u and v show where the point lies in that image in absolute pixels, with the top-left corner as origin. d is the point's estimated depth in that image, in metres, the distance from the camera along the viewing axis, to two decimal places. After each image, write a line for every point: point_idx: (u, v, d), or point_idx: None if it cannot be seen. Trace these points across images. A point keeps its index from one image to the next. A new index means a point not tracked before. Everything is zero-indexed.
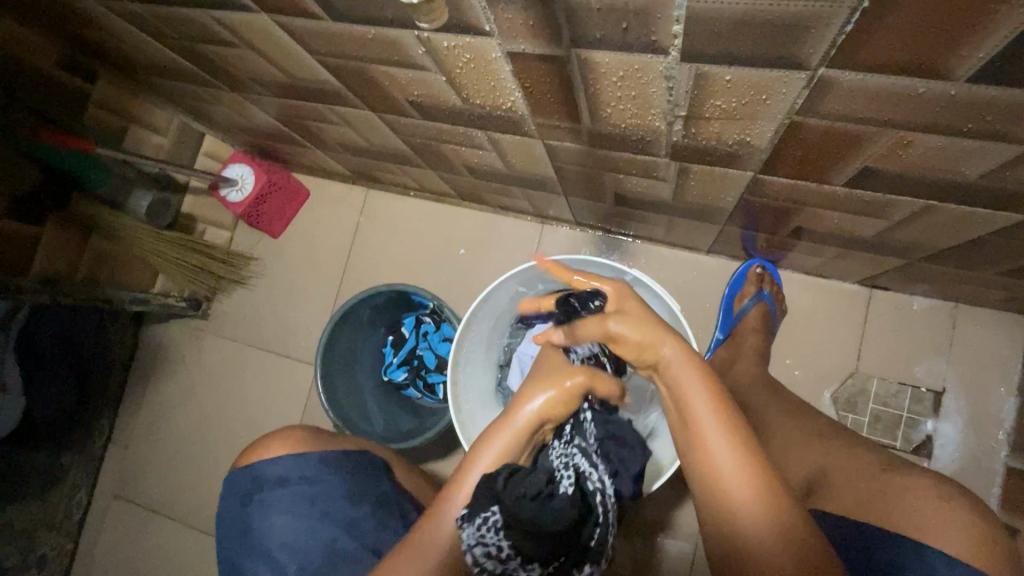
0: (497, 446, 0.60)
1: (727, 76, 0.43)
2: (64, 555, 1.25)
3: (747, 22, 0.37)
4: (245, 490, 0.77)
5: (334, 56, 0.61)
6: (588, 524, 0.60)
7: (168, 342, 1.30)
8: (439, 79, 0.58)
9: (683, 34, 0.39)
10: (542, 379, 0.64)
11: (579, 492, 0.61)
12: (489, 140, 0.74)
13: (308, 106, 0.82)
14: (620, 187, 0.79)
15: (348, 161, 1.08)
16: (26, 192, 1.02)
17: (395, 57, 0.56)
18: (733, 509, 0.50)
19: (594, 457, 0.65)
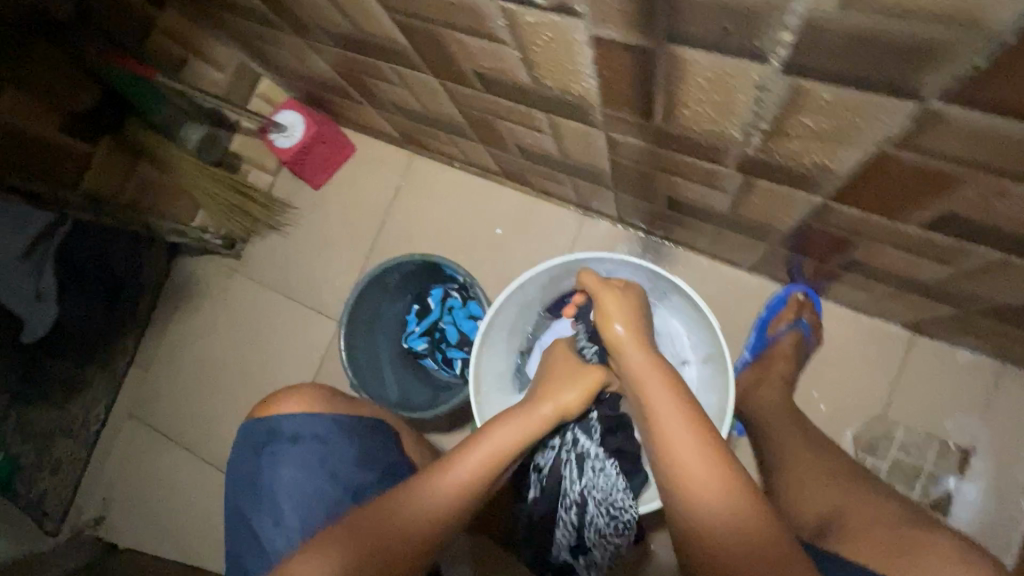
0: (516, 427, 0.65)
1: (824, 93, 0.40)
2: (78, 461, 1.32)
3: (859, 42, 0.34)
4: (258, 441, 0.78)
5: (408, 14, 0.59)
6: (562, 527, 0.82)
7: (199, 276, 1.32)
8: (513, 54, 0.56)
9: (791, 45, 0.37)
10: (564, 378, 0.72)
11: (550, 499, 0.83)
12: (550, 123, 0.71)
13: (370, 62, 0.80)
14: (674, 191, 0.77)
15: (398, 123, 1.07)
16: (84, 110, 1.02)
17: (472, 24, 0.54)
18: (693, 497, 0.51)
19: (583, 467, 0.82)
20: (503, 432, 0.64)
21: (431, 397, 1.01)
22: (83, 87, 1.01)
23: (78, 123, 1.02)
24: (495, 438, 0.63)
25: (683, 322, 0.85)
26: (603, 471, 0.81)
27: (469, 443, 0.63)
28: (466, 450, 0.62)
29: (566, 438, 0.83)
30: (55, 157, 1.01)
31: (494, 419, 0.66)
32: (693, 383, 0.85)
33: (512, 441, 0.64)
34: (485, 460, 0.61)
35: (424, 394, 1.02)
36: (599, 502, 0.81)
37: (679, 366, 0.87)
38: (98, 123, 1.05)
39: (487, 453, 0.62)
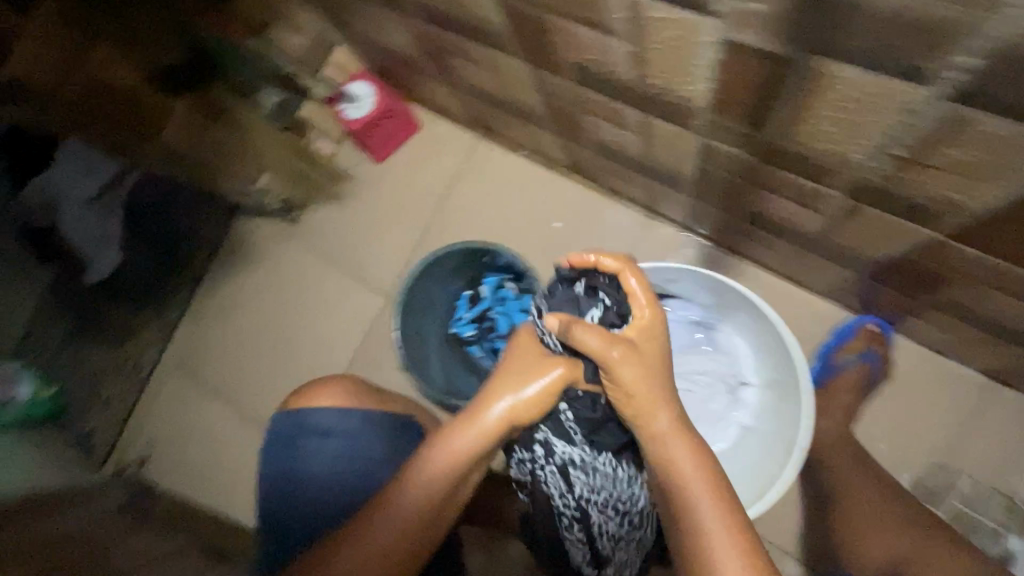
0: (461, 445, 0.64)
1: (990, 124, 0.38)
2: (128, 401, 1.38)
3: None
4: (287, 434, 0.78)
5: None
6: (568, 536, 0.74)
7: (255, 238, 1.34)
8: (624, 51, 0.54)
9: (973, 69, 0.35)
10: (512, 379, 0.65)
11: (545, 510, 0.74)
12: (641, 122, 0.69)
13: (458, 42, 0.79)
14: (761, 206, 0.73)
15: (470, 104, 1.05)
16: (169, 63, 1.05)
17: (587, 15, 0.52)
18: (712, 564, 0.54)
19: (569, 477, 0.69)
20: (445, 458, 0.64)
21: (476, 388, 1.00)
22: (171, 41, 1.04)
23: (161, 75, 1.05)
24: (440, 463, 0.64)
25: (749, 344, 0.82)
26: (594, 476, 0.68)
27: (416, 469, 0.65)
28: (414, 480, 0.64)
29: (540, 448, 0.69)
30: (136, 102, 1.02)
31: (439, 439, 0.65)
32: (749, 407, 0.83)
33: (457, 458, 0.64)
34: (435, 485, 0.64)
35: (468, 384, 1.01)
36: (602, 508, 0.70)
37: (735, 388, 0.84)
38: (178, 76, 1.07)
39: (435, 481, 0.64)
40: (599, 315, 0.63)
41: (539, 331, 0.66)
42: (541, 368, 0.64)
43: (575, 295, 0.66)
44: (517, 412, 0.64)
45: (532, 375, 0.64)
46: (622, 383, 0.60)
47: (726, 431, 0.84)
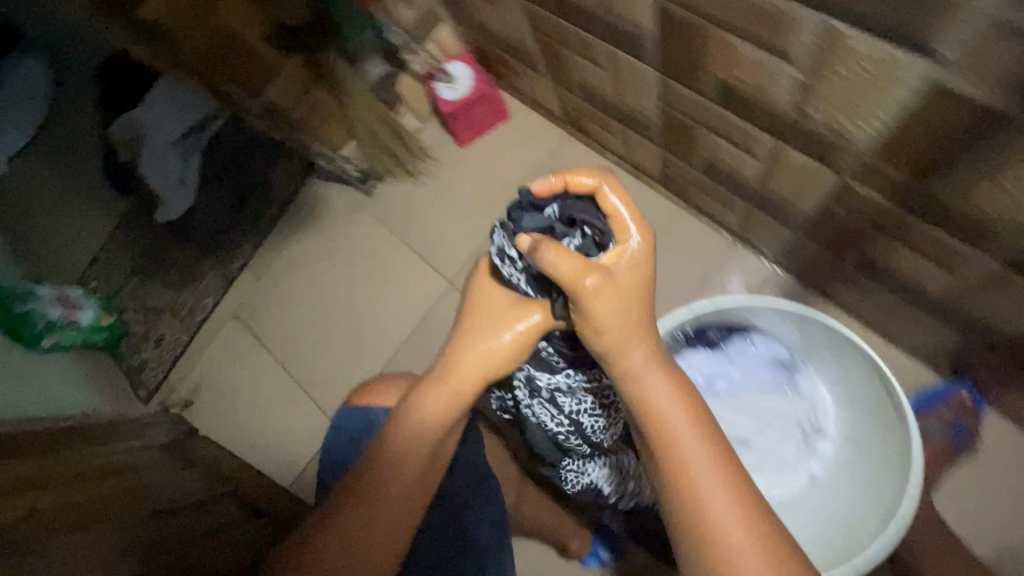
0: (433, 409, 0.64)
1: None
2: (178, 343, 1.41)
3: None
4: (353, 432, 0.76)
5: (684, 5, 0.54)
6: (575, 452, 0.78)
7: (327, 202, 1.35)
8: (799, 74, 0.50)
9: None
10: (484, 326, 0.65)
11: (541, 435, 0.77)
12: (772, 149, 0.66)
13: (585, 39, 0.77)
14: (878, 253, 0.70)
15: (570, 101, 1.03)
16: (291, 22, 0.99)
17: (769, 31, 0.49)
18: (704, 504, 0.51)
19: (555, 405, 0.72)
20: (420, 423, 0.64)
21: None
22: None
23: (282, 34, 0.99)
24: (416, 430, 0.64)
25: (838, 398, 0.78)
26: (574, 400, 0.71)
27: (391, 440, 0.64)
28: (392, 452, 0.64)
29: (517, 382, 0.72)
30: (251, 62, 0.99)
31: (411, 407, 0.65)
32: (822, 459, 0.79)
33: (430, 422, 0.64)
34: (414, 454, 0.64)
35: None
36: (593, 427, 0.73)
37: (812, 437, 0.80)
38: (296, 34, 1.00)
39: (412, 449, 0.64)
40: (577, 244, 0.61)
41: (508, 279, 0.66)
42: (513, 317, 0.64)
43: (545, 223, 0.61)
44: (483, 366, 0.64)
45: (501, 325, 0.64)
46: (598, 317, 0.55)
47: (795, 480, 0.79)
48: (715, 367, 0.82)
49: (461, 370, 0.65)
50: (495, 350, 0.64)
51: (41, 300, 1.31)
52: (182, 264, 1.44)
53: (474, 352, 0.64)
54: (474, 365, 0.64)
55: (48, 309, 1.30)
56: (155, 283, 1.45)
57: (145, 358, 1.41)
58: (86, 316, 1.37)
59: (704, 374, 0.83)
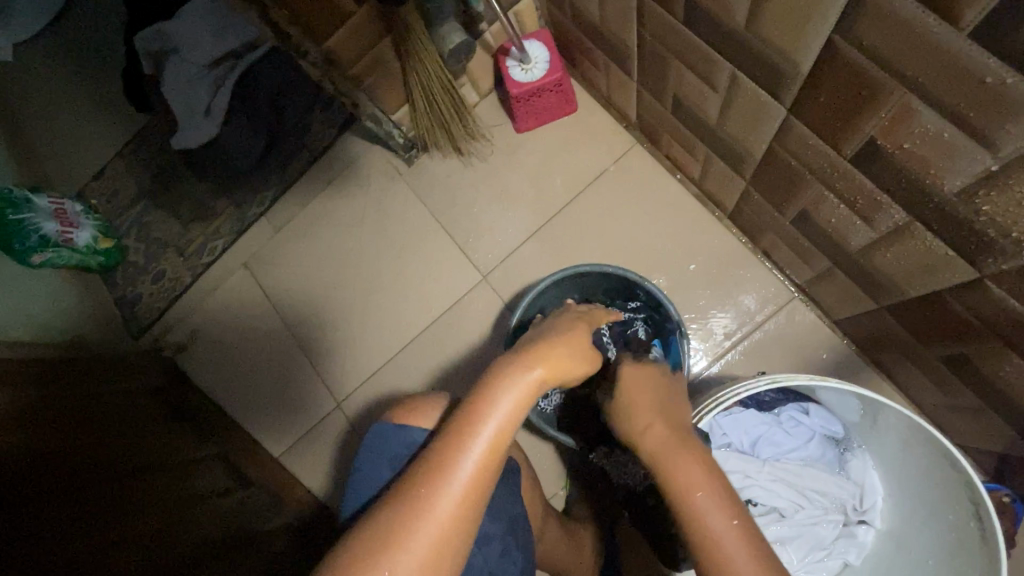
0: (511, 395, 0.58)
1: None
2: (179, 284, 1.31)
3: None
4: (393, 452, 0.74)
5: (878, 58, 0.46)
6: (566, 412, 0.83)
7: (363, 164, 1.25)
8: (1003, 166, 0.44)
9: None
10: (542, 348, 0.62)
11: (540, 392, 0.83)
12: (901, 229, 0.59)
13: (706, 58, 0.68)
14: (980, 355, 0.64)
15: (656, 113, 0.95)
16: None
17: (998, 115, 0.41)
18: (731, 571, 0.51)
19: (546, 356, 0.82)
20: (490, 419, 0.57)
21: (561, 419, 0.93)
22: None
23: None
24: (492, 413, 0.57)
25: (896, 488, 0.74)
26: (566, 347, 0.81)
27: (462, 419, 0.57)
28: (463, 433, 0.56)
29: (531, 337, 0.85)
30: (320, 7, 0.83)
31: (486, 388, 0.59)
32: (863, 546, 0.76)
33: (507, 409, 0.58)
34: (487, 438, 0.57)
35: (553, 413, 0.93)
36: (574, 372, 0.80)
37: (852, 522, 0.77)
38: None
39: (487, 435, 0.57)
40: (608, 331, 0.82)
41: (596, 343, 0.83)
42: (571, 350, 0.63)
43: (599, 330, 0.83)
44: (558, 367, 0.61)
45: (562, 352, 0.62)
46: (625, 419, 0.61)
47: (829, 563, 0.76)
48: (763, 432, 0.79)
49: (538, 361, 0.60)
50: (566, 354, 0.62)
51: (37, 212, 1.20)
52: (194, 200, 1.34)
53: (542, 360, 0.60)
54: (545, 376, 0.60)
55: (43, 223, 1.19)
56: (160, 214, 1.35)
57: (141, 294, 1.31)
58: (82, 237, 1.25)
59: (751, 436, 0.80)
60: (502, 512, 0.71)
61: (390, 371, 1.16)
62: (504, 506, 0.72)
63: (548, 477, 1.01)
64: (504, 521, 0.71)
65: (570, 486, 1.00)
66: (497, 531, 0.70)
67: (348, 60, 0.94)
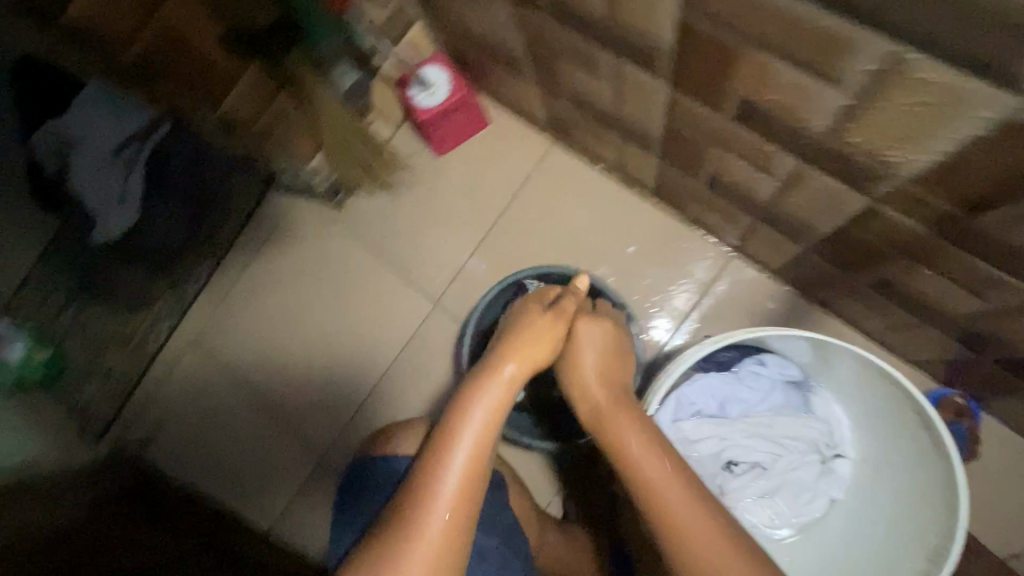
0: (486, 403, 0.61)
1: None
2: (129, 379, 1.26)
3: None
4: (374, 485, 0.73)
5: (720, 25, 0.48)
6: None
7: (293, 218, 1.24)
8: (843, 101, 0.46)
9: None
10: (512, 341, 0.67)
11: None
12: (793, 173, 0.62)
13: (585, 50, 0.70)
14: (897, 275, 0.67)
15: (561, 112, 0.97)
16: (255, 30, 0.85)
17: (825, 58, 0.43)
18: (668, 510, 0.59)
19: None
20: (469, 426, 0.59)
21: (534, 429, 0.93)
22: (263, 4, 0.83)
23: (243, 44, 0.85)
24: (470, 423, 0.59)
25: (857, 415, 0.77)
26: None
27: (443, 432, 0.59)
28: (444, 450, 0.58)
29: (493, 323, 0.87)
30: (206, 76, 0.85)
31: (461, 400, 0.61)
32: (843, 480, 0.78)
33: (482, 418, 0.60)
34: (468, 447, 0.58)
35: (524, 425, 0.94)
36: None
37: (830, 458, 0.79)
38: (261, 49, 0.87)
39: (467, 447, 0.58)
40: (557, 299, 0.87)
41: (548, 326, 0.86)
42: (537, 330, 0.68)
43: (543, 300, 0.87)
44: (527, 361, 0.65)
45: (528, 335, 0.67)
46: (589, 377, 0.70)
47: (816, 504, 0.78)
48: (726, 393, 0.81)
49: (507, 360, 0.64)
50: (531, 345, 0.67)
51: None
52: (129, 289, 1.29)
53: (511, 354, 0.65)
54: (520, 368, 0.64)
55: None
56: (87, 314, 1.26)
57: (92, 397, 1.26)
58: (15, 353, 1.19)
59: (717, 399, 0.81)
60: (484, 534, 0.70)
61: (363, 417, 1.14)
62: (487, 525, 0.72)
63: (540, 485, 1.00)
64: (493, 539, 0.71)
65: (563, 489, 1.00)
66: (487, 549, 0.69)
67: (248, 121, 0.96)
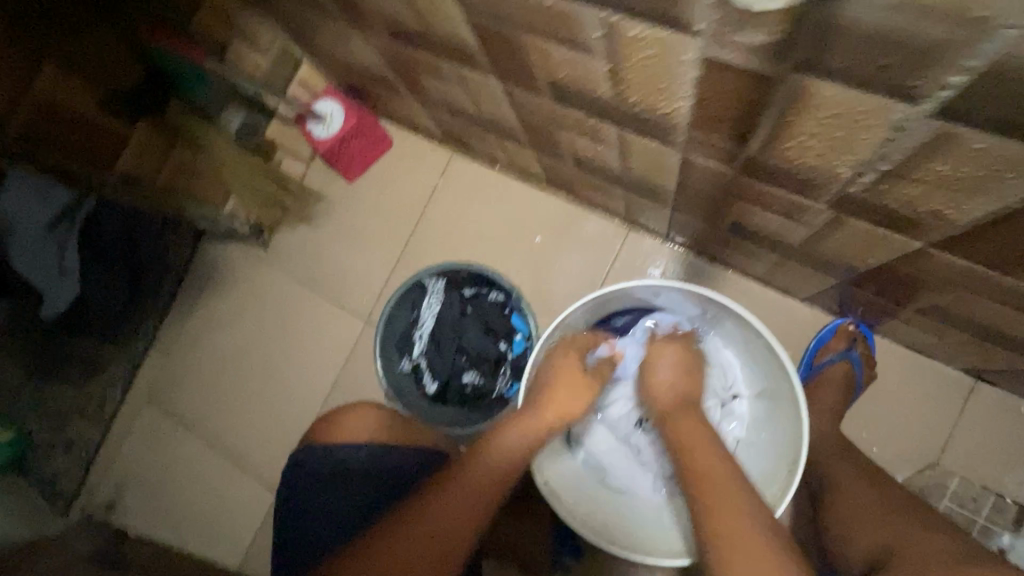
0: (513, 440, 0.73)
1: (942, 166, 0.40)
2: (91, 444, 1.28)
3: (1006, 126, 0.33)
4: (321, 470, 0.79)
5: (488, 18, 0.55)
6: (454, 388, 0.89)
7: (225, 263, 1.28)
8: (602, 68, 0.52)
9: (948, 98, 0.33)
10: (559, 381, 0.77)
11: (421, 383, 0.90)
12: (620, 139, 0.68)
13: (427, 60, 0.76)
14: (741, 217, 0.72)
15: (445, 121, 1.03)
16: (126, 89, 1.02)
17: (565, 32, 0.49)
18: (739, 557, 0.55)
19: (413, 334, 0.90)
20: (492, 455, 0.71)
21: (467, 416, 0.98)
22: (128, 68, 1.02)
23: (118, 103, 1.01)
24: (492, 452, 0.72)
25: (745, 353, 0.81)
26: (427, 317, 0.89)
27: (471, 456, 0.72)
28: (467, 470, 0.70)
29: (404, 323, 0.91)
30: (88, 137, 1.00)
31: (494, 433, 0.73)
32: (744, 419, 0.83)
33: (504, 462, 0.71)
34: (486, 472, 0.70)
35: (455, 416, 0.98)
36: (443, 351, 0.88)
37: (728, 400, 0.84)
38: (137, 103, 1.03)
39: (484, 470, 0.70)
40: (489, 295, 0.90)
41: (451, 315, 0.89)
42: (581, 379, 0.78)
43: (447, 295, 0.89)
44: (561, 411, 0.75)
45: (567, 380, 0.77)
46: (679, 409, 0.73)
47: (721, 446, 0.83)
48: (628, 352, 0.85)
49: (547, 409, 0.75)
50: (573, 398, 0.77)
51: None
52: None
53: (552, 399, 0.76)
54: (557, 416, 0.75)
55: None
56: None
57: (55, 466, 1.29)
58: None
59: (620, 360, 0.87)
60: None
61: None
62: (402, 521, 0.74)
63: None
64: None
65: None
66: None
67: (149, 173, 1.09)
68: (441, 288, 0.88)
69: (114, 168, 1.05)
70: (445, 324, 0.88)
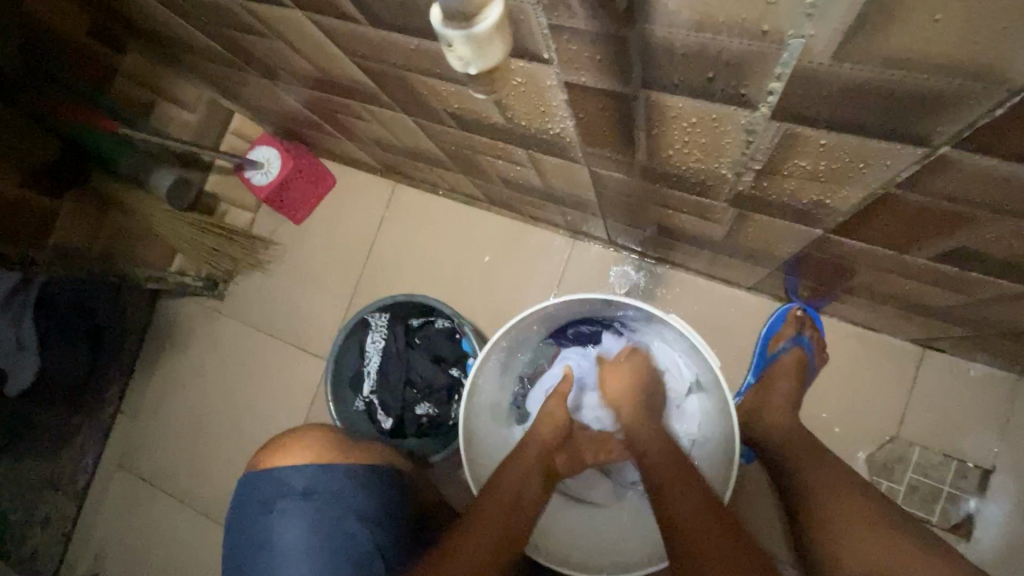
0: (514, 468, 0.71)
1: (803, 162, 0.41)
2: (67, 520, 1.25)
3: (833, 118, 0.34)
4: (265, 497, 0.72)
5: (371, 60, 0.56)
6: (410, 420, 0.90)
7: (183, 319, 1.28)
8: (485, 97, 0.53)
9: (777, 101, 0.34)
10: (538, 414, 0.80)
11: (374, 420, 0.90)
12: (530, 159, 0.68)
13: (340, 102, 0.77)
14: (663, 220, 0.73)
15: (378, 155, 1.04)
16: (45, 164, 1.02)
17: (439, 69, 0.50)
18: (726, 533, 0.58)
19: (362, 371, 0.91)
20: (496, 486, 0.68)
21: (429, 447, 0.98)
22: (41, 143, 1.01)
23: (39, 179, 1.01)
24: (496, 483, 0.69)
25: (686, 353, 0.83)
26: (375, 353, 0.90)
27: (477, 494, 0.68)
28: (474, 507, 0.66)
29: (353, 361, 0.91)
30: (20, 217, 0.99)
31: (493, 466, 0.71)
32: (694, 415, 0.86)
33: (508, 488, 0.68)
34: (494, 503, 0.67)
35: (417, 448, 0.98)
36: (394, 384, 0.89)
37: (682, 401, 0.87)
38: (58, 175, 1.03)
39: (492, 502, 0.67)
40: (435, 324, 0.92)
41: (398, 348, 0.90)
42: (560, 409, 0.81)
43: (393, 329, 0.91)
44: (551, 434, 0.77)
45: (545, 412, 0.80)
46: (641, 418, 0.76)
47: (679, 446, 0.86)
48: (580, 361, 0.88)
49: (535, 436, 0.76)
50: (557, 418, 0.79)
51: None
52: None
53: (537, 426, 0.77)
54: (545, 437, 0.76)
55: None
56: None
57: None
58: None
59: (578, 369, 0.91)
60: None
61: None
62: None
63: None
64: None
65: None
66: None
67: (84, 245, 1.09)
68: (387, 324, 0.90)
69: (47, 243, 1.04)
70: (394, 358, 0.89)
